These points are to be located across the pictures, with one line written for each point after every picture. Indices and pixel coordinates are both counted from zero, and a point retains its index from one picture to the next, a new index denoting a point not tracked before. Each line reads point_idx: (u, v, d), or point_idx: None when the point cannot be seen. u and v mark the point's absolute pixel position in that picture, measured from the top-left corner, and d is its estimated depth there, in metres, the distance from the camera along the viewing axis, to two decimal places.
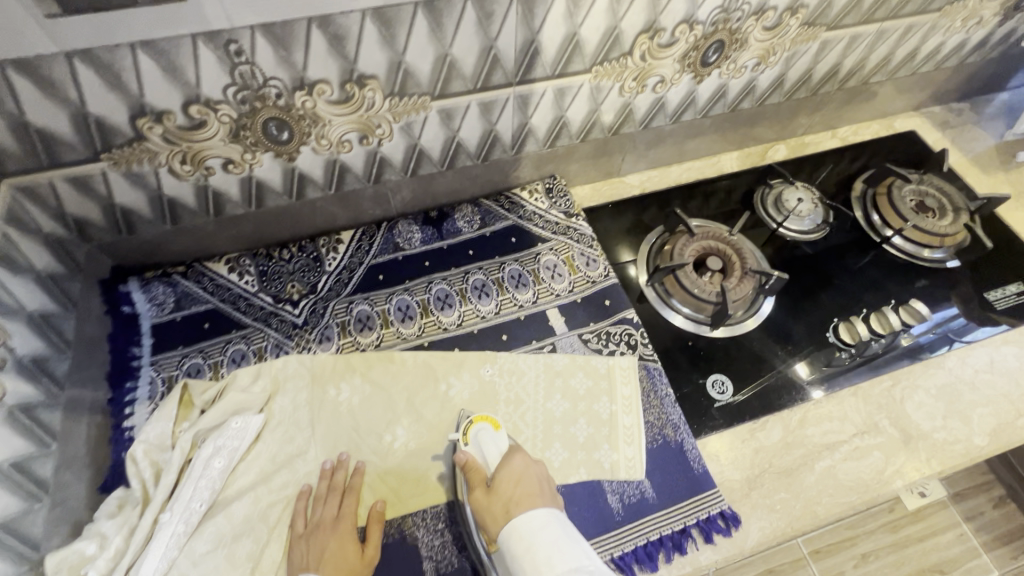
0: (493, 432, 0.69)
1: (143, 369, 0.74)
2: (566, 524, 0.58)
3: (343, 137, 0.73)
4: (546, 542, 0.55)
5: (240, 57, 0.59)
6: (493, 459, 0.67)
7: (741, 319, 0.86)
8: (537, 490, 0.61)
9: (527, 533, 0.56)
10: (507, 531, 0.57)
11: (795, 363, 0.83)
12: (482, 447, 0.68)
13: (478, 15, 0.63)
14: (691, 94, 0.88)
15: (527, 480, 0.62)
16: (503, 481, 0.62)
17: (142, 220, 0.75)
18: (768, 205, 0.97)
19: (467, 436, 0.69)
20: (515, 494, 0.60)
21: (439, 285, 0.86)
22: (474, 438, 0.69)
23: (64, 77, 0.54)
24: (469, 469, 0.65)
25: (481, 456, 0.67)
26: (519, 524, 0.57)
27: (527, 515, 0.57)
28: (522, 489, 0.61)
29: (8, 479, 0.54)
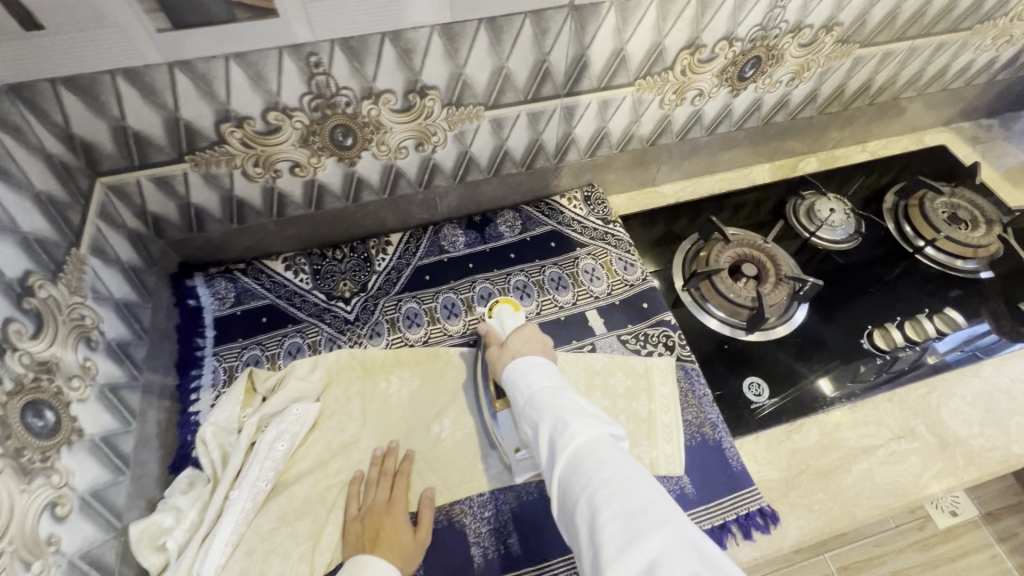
0: (512, 312, 0.81)
1: (207, 359, 0.79)
2: (558, 368, 0.64)
3: (401, 144, 0.78)
4: (535, 372, 0.62)
5: (318, 68, 0.64)
6: (509, 327, 0.77)
7: (774, 324, 0.88)
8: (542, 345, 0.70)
9: (522, 367, 0.64)
10: (507, 371, 0.65)
11: (818, 380, 0.84)
12: (501, 320, 0.80)
13: (534, 31, 0.68)
14: (727, 107, 0.92)
15: (533, 336, 0.72)
16: (513, 337, 0.72)
17: (213, 219, 0.80)
18: (801, 214, 1.00)
19: (491, 313, 0.82)
20: (520, 346, 0.70)
21: (482, 285, 0.89)
22: (496, 315, 0.82)
23: (164, 84, 0.60)
24: (488, 333, 0.75)
25: (501, 327, 0.78)
26: (517, 363, 0.65)
27: (525, 357, 0.65)
28: (528, 342, 0.70)
29: (99, 451, 0.58)
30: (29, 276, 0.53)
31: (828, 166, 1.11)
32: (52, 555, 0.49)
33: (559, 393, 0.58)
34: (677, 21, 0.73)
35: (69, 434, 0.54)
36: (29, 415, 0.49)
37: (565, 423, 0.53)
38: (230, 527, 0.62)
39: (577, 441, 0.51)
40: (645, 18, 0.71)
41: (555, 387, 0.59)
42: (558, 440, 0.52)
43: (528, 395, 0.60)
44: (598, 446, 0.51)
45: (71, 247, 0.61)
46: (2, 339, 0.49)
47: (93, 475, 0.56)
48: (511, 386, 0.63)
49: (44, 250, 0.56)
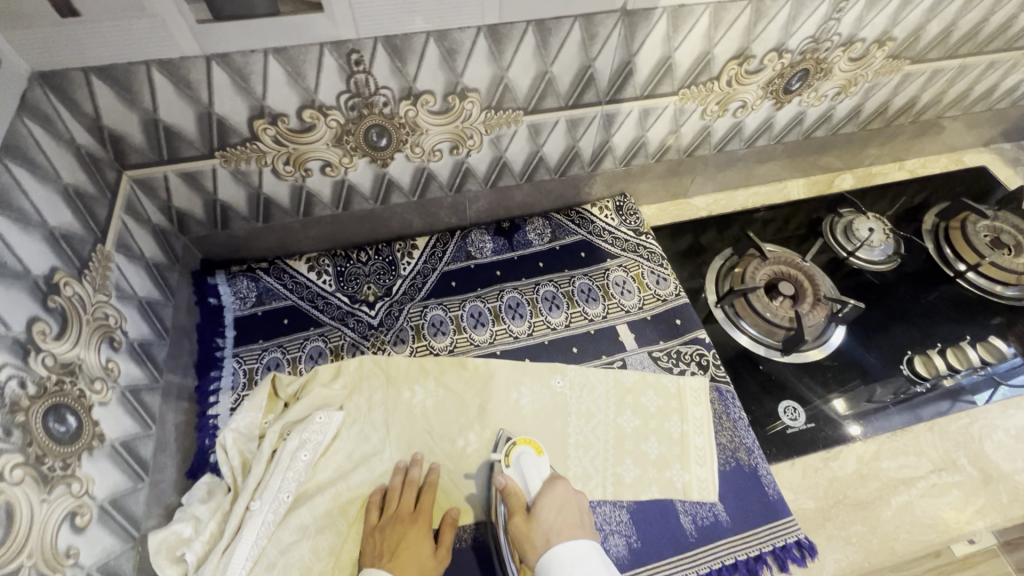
0: (536, 457, 0.69)
1: (227, 360, 0.77)
2: (604, 559, 0.58)
3: (436, 147, 0.75)
4: (585, 571, 0.56)
5: (358, 66, 0.61)
6: (535, 486, 0.67)
7: (812, 346, 0.85)
8: (580, 520, 0.61)
9: (570, 559, 0.57)
10: (549, 556, 0.58)
11: (833, 398, 0.81)
12: (523, 471, 0.68)
13: (582, 36, 0.65)
14: (769, 120, 0.89)
15: (568, 510, 0.62)
16: (544, 508, 0.62)
17: (238, 216, 0.78)
18: (838, 232, 0.97)
19: (509, 458, 0.69)
20: (557, 522, 0.61)
21: (510, 294, 0.87)
22: (515, 462, 0.69)
23: (200, 77, 0.58)
24: (507, 494, 0.64)
25: (524, 481, 0.67)
26: (563, 548, 0.58)
27: (570, 543, 0.58)
28: (565, 518, 0.61)
29: (118, 457, 0.55)
30: (55, 273, 0.51)
31: (864, 183, 1.08)
32: (70, 569, 0.46)
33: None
34: (729, 30, 0.70)
35: (90, 439, 0.51)
36: (52, 419, 0.47)
37: None
38: (252, 540, 0.60)
39: None
40: (697, 25, 0.68)
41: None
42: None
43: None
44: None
45: (97, 244, 0.58)
46: (27, 339, 0.46)
47: (111, 481, 0.53)
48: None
49: (70, 246, 0.54)
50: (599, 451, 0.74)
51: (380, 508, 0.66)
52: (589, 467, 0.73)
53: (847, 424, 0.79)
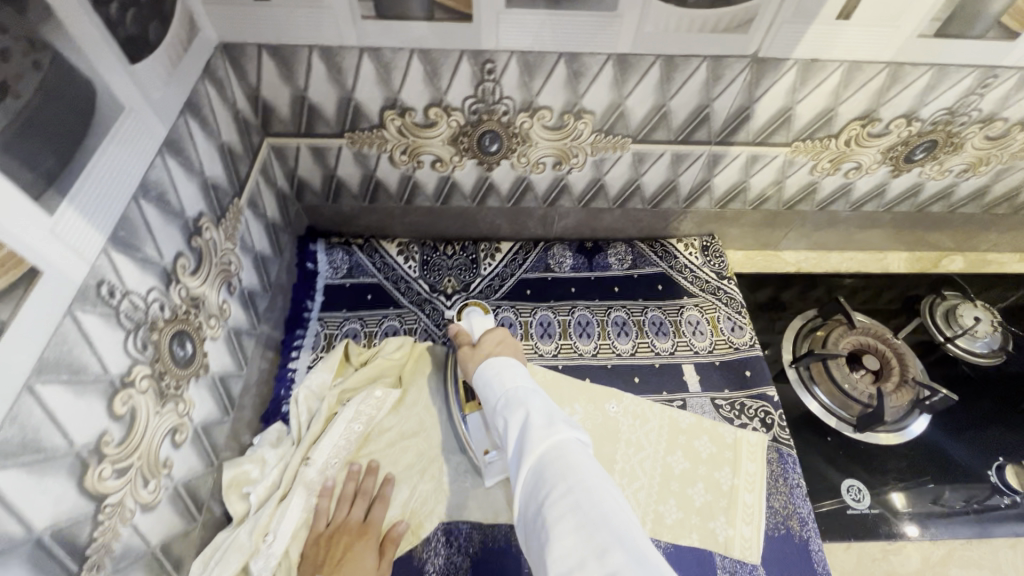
0: (484, 315, 0.78)
1: (311, 322, 0.83)
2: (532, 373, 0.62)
3: (540, 160, 0.78)
4: (509, 373, 0.61)
5: (490, 75, 0.65)
6: (479, 332, 0.74)
7: (887, 431, 0.80)
8: (511, 346, 0.69)
9: (496, 365, 0.63)
10: (480, 369, 0.64)
11: (892, 491, 0.75)
12: (472, 325, 0.76)
13: (707, 77, 0.66)
14: (882, 187, 0.85)
15: (502, 344, 0.69)
16: (484, 339, 0.70)
17: (349, 194, 0.84)
18: (937, 315, 0.91)
19: (462, 317, 0.78)
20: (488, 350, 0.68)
21: (581, 311, 0.88)
22: (466, 317, 0.77)
23: (351, 67, 0.64)
24: (458, 337, 0.74)
25: (474, 328, 0.75)
26: (489, 362, 0.64)
27: (497, 358, 0.64)
28: (500, 345, 0.69)
29: (215, 389, 0.61)
30: (201, 217, 0.58)
31: (976, 269, 1.01)
32: (163, 477, 0.52)
33: (532, 393, 0.57)
34: (860, 90, 0.68)
35: (199, 368, 0.57)
36: (175, 345, 0.53)
37: (536, 422, 0.52)
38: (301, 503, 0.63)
39: (549, 441, 0.50)
40: (828, 80, 0.67)
41: (531, 390, 0.58)
42: (525, 435, 0.51)
43: (502, 395, 0.59)
44: (568, 446, 0.49)
45: (235, 197, 0.65)
46: (172, 269, 0.53)
47: (204, 409, 0.59)
48: (484, 385, 0.62)
49: (215, 196, 0.61)
50: (644, 485, 0.73)
51: (342, 490, 0.66)
52: (632, 499, 0.72)
53: (903, 521, 0.73)
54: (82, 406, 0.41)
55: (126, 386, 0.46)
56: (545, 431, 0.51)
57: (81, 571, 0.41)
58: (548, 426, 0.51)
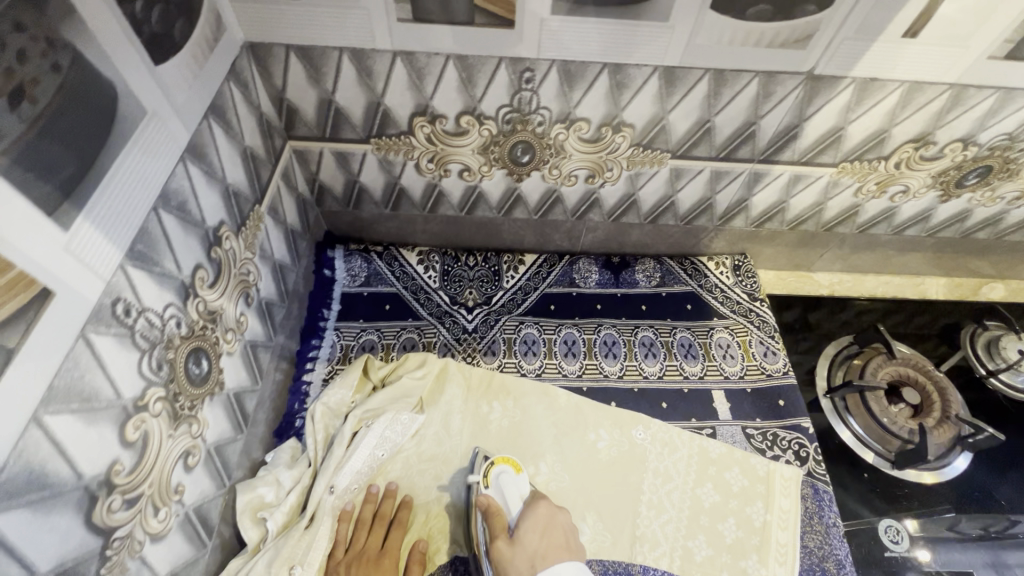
0: (517, 475, 0.67)
1: (327, 332, 0.80)
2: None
3: (573, 173, 0.75)
4: None
5: (528, 84, 0.62)
6: (515, 506, 0.64)
7: (927, 468, 0.76)
8: (565, 545, 0.59)
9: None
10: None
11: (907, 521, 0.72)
12: (503, 491, 0.65)
13: (757, 93, 0.62)
14: (928, 212, 0.81)
15: (551, 531, 0.60)
16: (528, 533, 0.60)
17: (370, 200, 0.81)
18: (977, 347, 0.87)
19: (488, 477, 0.66)
20: (542, 548, 0.58)
21: (607, 330, 0.85)
22: (494, 481, 0.66)
23: (382, 70, 0.61)
24: (491, 515, 0.61)
25: (507, 500, 0.64)
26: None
27: (557, 570, 0.56)
28: (550, 541, 0.59)
29: (228, 406, 0.58)
30: (221, 226, 0.55)
31: (1017, 296, 0.97)
32: (174, 504, 0.49)
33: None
34: (917, 112, 0.65)
35: (214, 385, 0.54)
36: (191, 362, 0.50)
37: None
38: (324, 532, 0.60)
39: None
40: (885, 101, 0.63)
41: None
42: None
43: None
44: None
45: (256, 204, 0.62)
46: (190, 283, 0.50)
47: (217, 427, 0.56)
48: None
49: (236, 203, 0.58)
50: (672, 518, 0.70)
51: (360, 511, 0.64)
52: (659, 533, 0.69)
53: (918, 546, 0.71)
54: (93, 435, 0.38)
55: (139, 410, 0.43)
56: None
57: None
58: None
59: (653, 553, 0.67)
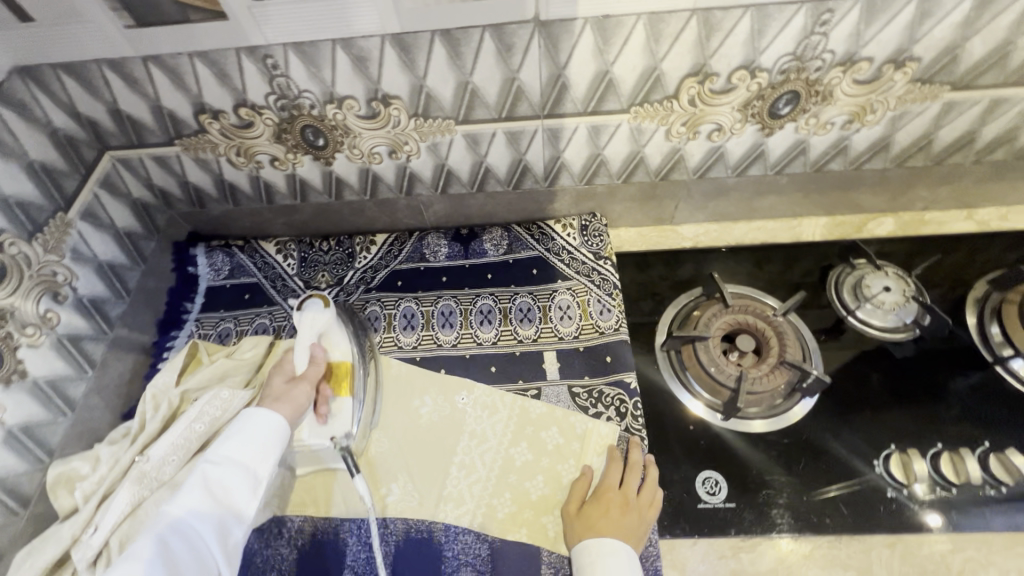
0: (321, 308, 0.74)
1: (188, 323, 0.87)
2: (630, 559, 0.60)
3: (374, 150, 0.77)
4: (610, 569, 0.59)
5: (277, 70, 0.65)
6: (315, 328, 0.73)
7: (772, 414, 0.72)
8: (619, 520, 0.63)
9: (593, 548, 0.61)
10: (576, 554, 0.62)
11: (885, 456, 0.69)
12: (312, 315, 0.73)
13: (497, 47, 0.62)
14: (759, 148, 0.76)
15: (611, 507, 0.64)
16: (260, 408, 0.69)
17: (211, 198, 0.86)
18: (843, 288, 0.81)
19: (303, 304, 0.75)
20: (274, 397, 0.68)
21: (446, 301, 0.86)
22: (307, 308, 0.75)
23: (142, 76, 0.65)
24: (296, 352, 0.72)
25: (307, 326, 0.73)
26: (584, 546, 0.62)
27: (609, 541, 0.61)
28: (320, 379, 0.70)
29: (39, 392, 0.66)
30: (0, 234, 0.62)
31: (910, 231, 0.88)
32: None
33: None
34: (675, 43, 0.61)
35: (9, 373, 0.62)
36: None
37: None
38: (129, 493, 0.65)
39: None
40: (633, 37, 0.61)
41: None
42: None
43: None
44: None
45: (59, 212, 0.69)
46: None
47: (24, 411, 0.64)
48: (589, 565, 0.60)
49: (24, 213, 0.64)
50: (481, 478, 0.71)
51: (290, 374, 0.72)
52: (466, 492, 0.70)
53: (874, 486, 0.67)
54: None
55: None
56: (181, 498, 0.57)
57: None
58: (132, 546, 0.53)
59: (456, 512, 0.69)
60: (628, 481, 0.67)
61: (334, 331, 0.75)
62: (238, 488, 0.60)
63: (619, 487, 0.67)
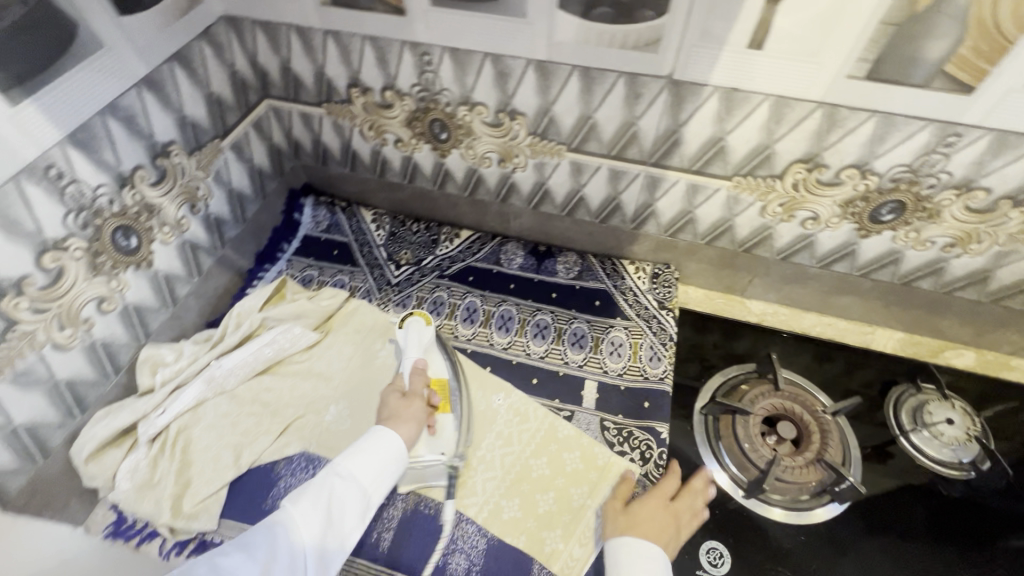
0: (424, 324, 0.79)
1: (280, 261, 0.97)
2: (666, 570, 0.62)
3: (486, 154, 0.84)
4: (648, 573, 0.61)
5: (429, 66, 0.73)
6: (421, 346, 0.77)
7: (795, 507, 0.71)
8: (664, 533, 0.67)
9: (631, 550, 0.64)
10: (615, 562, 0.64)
11: None
12: (407, 338, 0.77)
13: (627, 93, 0.67)
14: (850, 246, 0.77)
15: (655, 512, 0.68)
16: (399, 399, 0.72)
17: (334, 159, 0.96)
18: (901, 407, 0.79)
19: (400, 325, 0.79)
20: (394, 410, 0.70)
21: (508, 307, 0.91)
22: (405, 327, 0.79)
23: (318, 45, 0.76)
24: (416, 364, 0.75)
25: (414, 343, 0.77)
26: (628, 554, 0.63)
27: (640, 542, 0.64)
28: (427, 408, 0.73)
29: (156, 282, 0.76)
30: (171, 144, 0.73)
31: (989, 370, 0.85)
32: (81, 331, 0.66)
33: None
34: (794, 129, 0.64)
35: (141, 259, 0.72)
36: (118, 235, 0.68)
37: None
38: (194, 393, 0.75)
39: None
40: (755, 114, 0.64)
41: None
42: None
43: None
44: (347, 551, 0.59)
45: (216, 138, 0.80)
46: (129, 176, 0.68)
47: (141, 295, 0.74)
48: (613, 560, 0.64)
49: (193, 131, 0.76)
50: (495, 476, 0.74)
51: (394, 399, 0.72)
52: (479, 485, 0.74)
53: None
54: (10, 249, 0.56)
55: (57, 249, 0.61)
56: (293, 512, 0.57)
57: None
58: (236, 545, 0.52)
59: (465, 500, 0.72)
60: (676, 496, 0.70)
61: (434, 353, 0.79)
62: (357, 504, 0.61)
63: (668, 498, 0.70)
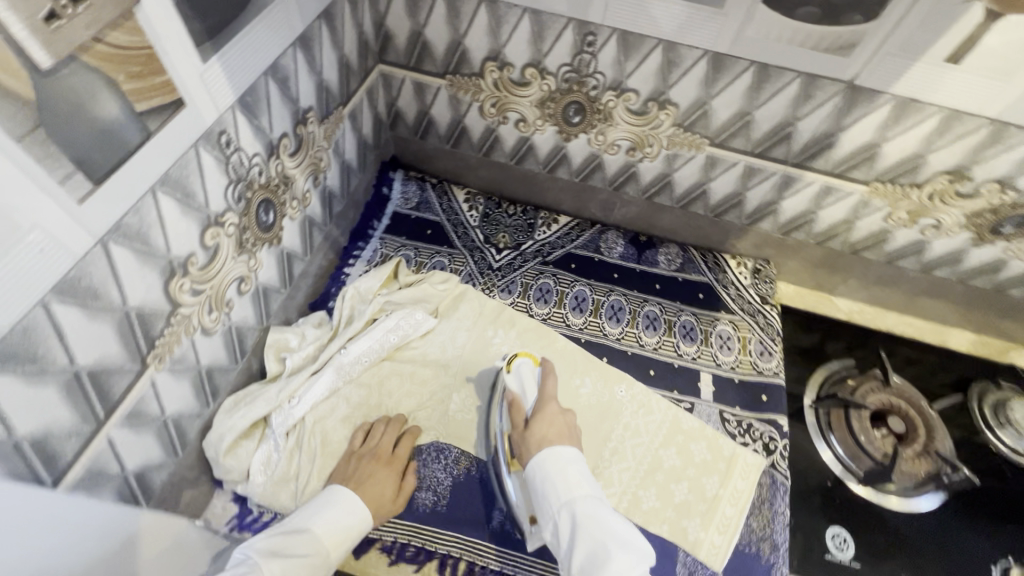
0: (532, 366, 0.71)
1: (373, 239, 0.91)
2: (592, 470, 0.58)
3: (616, 142, 0.82)
4: (576, 475, 0.57)
5: (589, 47, 0.70)
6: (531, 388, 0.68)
7: (889, 492, 0.76)
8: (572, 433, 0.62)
9: (556, 459, 0.58)
10: (536, 463, 0.58)
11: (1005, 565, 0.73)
12: (522, 380, 0.69)
13: (798, 94, 0.67)
14: (959, 254, 0.82)
15: None
16: (538, 422, 0.62)
17: (436, 134, 0.92)
18: (986, 402, 0.87)
19: (509, 366, 0.71)
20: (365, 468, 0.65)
21: (617, 297, 0.91)
22: (515, 370, 0.71)
23: (467, 13, 0.70)
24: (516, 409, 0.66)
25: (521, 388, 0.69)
26: (549, 455, 0.58)
27: (557, 448, 0.59)
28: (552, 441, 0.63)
29: (280, 261, 0.70)
30: (309, 110, 0.66)
31: None
32: (223, 314, 0.60)
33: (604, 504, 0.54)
34: (955, 142, 0.67)
35: (274, 236, 0.66)
36: (261, 211, 0.62)
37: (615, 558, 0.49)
38: (325, 384, 0.70)
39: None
40: (922, 124, 0.66)
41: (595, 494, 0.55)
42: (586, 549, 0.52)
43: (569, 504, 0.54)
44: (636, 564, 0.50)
45: (340, 105, 0.74)
46: (276, 144, 0.61)
47: (269, 275, 0.68)
48: (543, 481, 0.57)
49: (325, 97, 0.69)
50: (629, 467, 0.75)
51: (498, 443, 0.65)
52: (615, 476, 0.74)
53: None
54: (183, 225, 0.50)
55: (217, 225, 0.55)
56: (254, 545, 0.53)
57: (148, 354, 0.50)
58: None
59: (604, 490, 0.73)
60: None
61: None
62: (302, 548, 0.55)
63: None
